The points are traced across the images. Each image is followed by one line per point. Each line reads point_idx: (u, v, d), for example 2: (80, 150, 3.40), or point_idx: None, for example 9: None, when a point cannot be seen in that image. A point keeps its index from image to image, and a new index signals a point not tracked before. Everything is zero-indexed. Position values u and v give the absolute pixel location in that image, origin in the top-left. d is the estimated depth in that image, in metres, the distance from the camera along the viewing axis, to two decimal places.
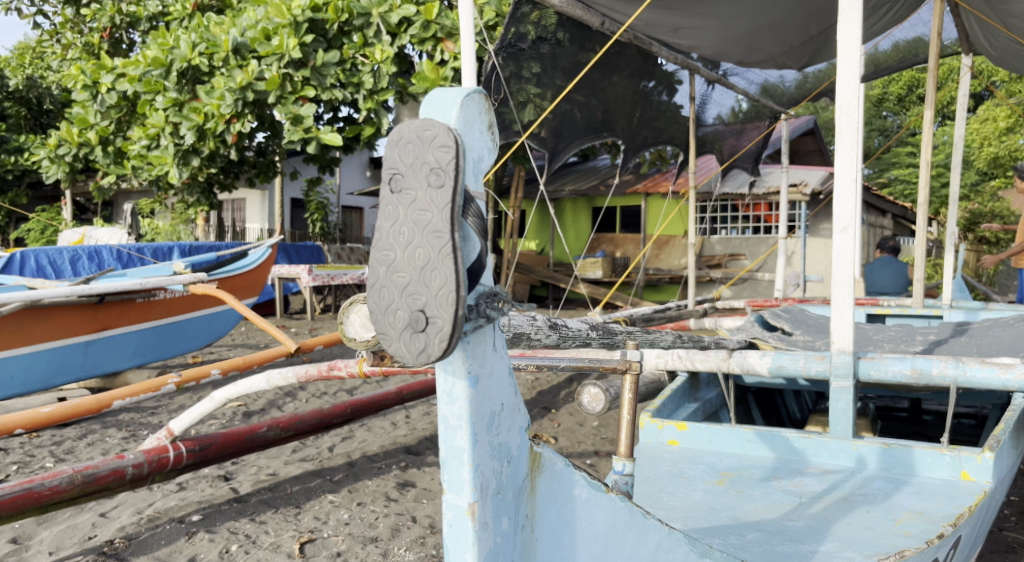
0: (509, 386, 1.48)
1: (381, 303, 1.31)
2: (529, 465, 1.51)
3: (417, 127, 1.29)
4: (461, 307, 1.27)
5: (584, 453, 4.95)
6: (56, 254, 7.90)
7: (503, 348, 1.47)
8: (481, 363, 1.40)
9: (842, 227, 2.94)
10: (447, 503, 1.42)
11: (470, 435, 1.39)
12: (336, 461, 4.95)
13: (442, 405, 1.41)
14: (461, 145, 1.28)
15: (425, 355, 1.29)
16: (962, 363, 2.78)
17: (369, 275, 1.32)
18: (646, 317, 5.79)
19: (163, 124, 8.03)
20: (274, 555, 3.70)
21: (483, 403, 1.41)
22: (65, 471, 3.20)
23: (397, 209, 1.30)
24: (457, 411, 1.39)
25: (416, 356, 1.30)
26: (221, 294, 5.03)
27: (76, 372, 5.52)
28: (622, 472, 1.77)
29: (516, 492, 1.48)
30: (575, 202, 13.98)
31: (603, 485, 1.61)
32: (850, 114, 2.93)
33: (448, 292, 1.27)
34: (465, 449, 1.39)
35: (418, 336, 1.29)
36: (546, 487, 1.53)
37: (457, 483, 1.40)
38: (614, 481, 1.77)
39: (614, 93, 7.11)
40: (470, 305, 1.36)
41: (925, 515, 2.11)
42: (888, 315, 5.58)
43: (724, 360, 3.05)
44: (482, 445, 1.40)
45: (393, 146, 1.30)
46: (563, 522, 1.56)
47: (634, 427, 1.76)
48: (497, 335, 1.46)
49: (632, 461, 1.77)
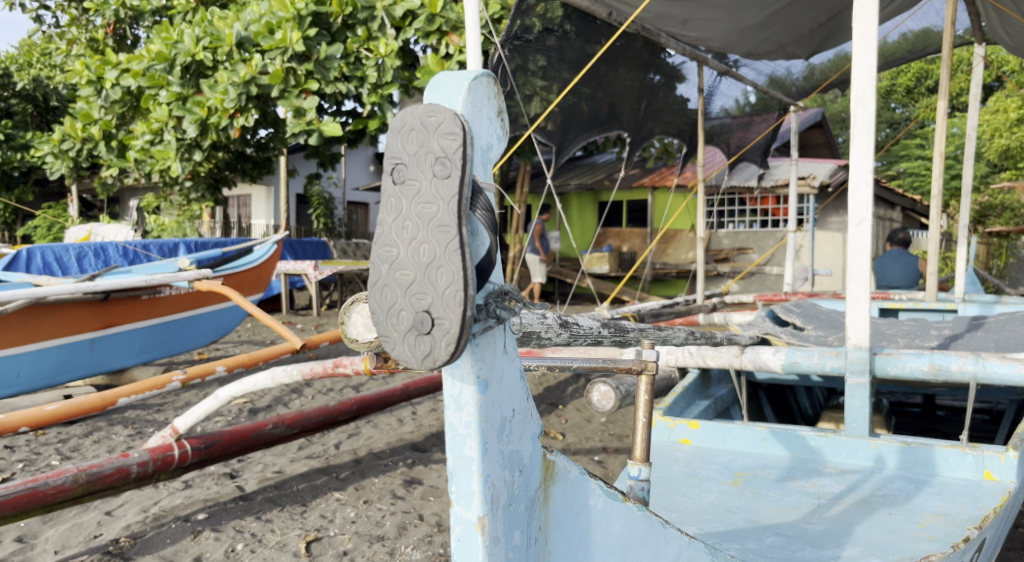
0: (520, 391, 1.41)
1: (384, 303, 1.25)
2: (543, 473, 1.44)
3: (422, 112, 1.23)
4: (469, 306, 1.21)
5: (592, 450, 4.89)
6: (62, 250, 7.86)
7: (513, 350, 1.40)
8: (491, 367, 1.34)
9: (858, 219, 2.87)
10: (456, 516, 1.36)
11: (480, 444, 1.33)
12: (342, 459, 4.90)
13: (450, 412, 1.35)
14: (468, 132, 1.22)
15: (430, 360, 1.23)
16: (982, 359, 2.69)
17: (371, 274, 1.27)
18: (654, 312, 5.73)
19: (166, 119, 7.98)
20: (280, 554, 3.65)
21: (493, 410, 1.35)
22: (69, 470, 3.14)
23: (400, 202, 1.23)
24: (466, 418, 1.33)
25: (421, 359, 1.24)
26: (225, 291, 4.97)
27: (82, 369, 5.48)
28: (638, 478, 1.70)
29: (528, 504, 1.41)
30: (581, 196, 13.91)
31: (620, 493, 1.55)
32: (866, 104, 2.86)
33: (455, 291, 1.20)
34: (474, 458, 1.33)
35: (424, 338, 1.23)
36: (560, 497, 1.47)
37: (467, 495, 1.35)
38: (630, 486, 1.70)
39: (621, 86, 7.04)
40: (478, 305, 1.30)
41: (949, 517, 2.04)
42: (901, 309, 5.48)
43: (736, 356, 3.00)
44: (492, 454, 1.34)
45: (394, 135, 1.24)
46: (578, 533, 1.49)
47: (650, 430, 1.70)
48: (508, 336, 1.39)
49: (648, 466, 1.69)
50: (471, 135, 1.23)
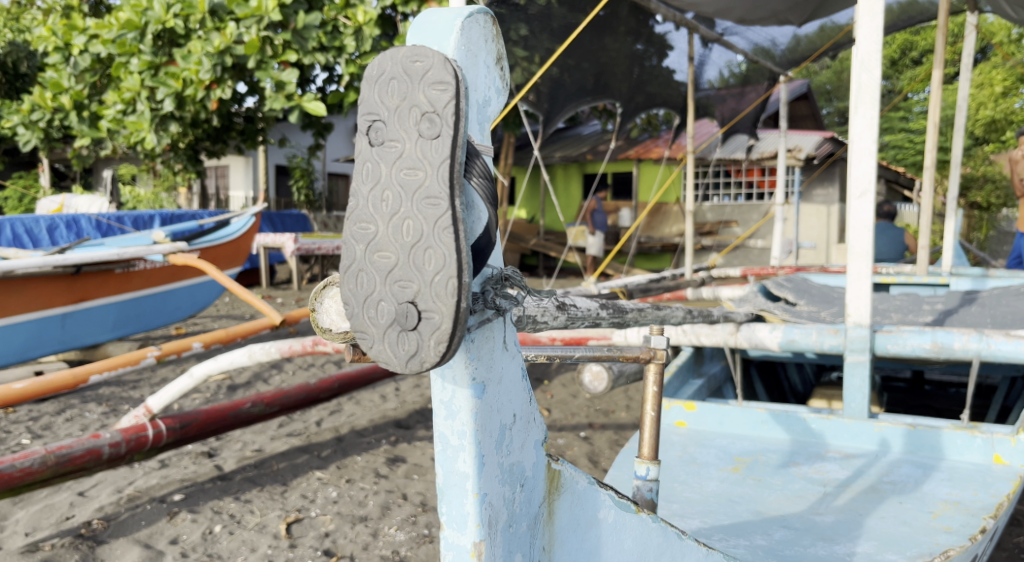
0: (521, 393, 1.28)
1: (361, 292, 1.11)
2: (547, 485, 1.33)
3: (405, 57, 1.07)
4: (463, 298, 1.06)
5: (577, 426, 4.80)
6: (33, 222, 7.60)
7: (513, 346, 1.27)
8: (488, 367, 1.20)
9: (861, 191, 2.74)
10: (448, 541, 1.23)
11: (475, 458, 1.19)
12: (323, 437, 4.77)
13: (440, 420, 1.21)
14: (462, 80, 1.07)
15: (417, 360, 1.09)
16: (986, 335, 2.57)
17: (345, 256, 1.12)
18: (641, 287, 5.63)
19: (138, 89, 7.61)
20: (259, 536, 3.53)
21: (491, 417, 1.21)
22: (36, 452, 2.96)
23: (378, 168, 1.09)
24: (459, 427, 1.19)
25: (405, 360, 1.10)
26: (202, 265, 4.75)
27: (54, 344, 5.30)
28: (646, 478, 1.61)
29: (530, 522, 1.30)
30: (566, 167, 13.73)
31: (632, 504, 1.43)
32: (871, 70, 2.73)
33: (445, 278, 1.06)
34: (469, 475, 1.20)
35: (409, 335, 1.09)
36: (566, 512, 1.35)
37: (460, 517, 1.21)
38: (637, 487, 1.61)
39: (606, 56, 6.96)
40: (474, 294, 1.16)
41: (962, 505, 1.94)
42: (892, 284, 5.28)
43: (731, 334, 2.88)
44: (489, 469, 1.21)
45: (372, 85, 1.09)
46: (585, 551, 1.38)
47: (658, 425, 1.60)
48: (507, 330, 1.26)
49: (656, 465, 1.61)
50: (465, 84, 1.08)
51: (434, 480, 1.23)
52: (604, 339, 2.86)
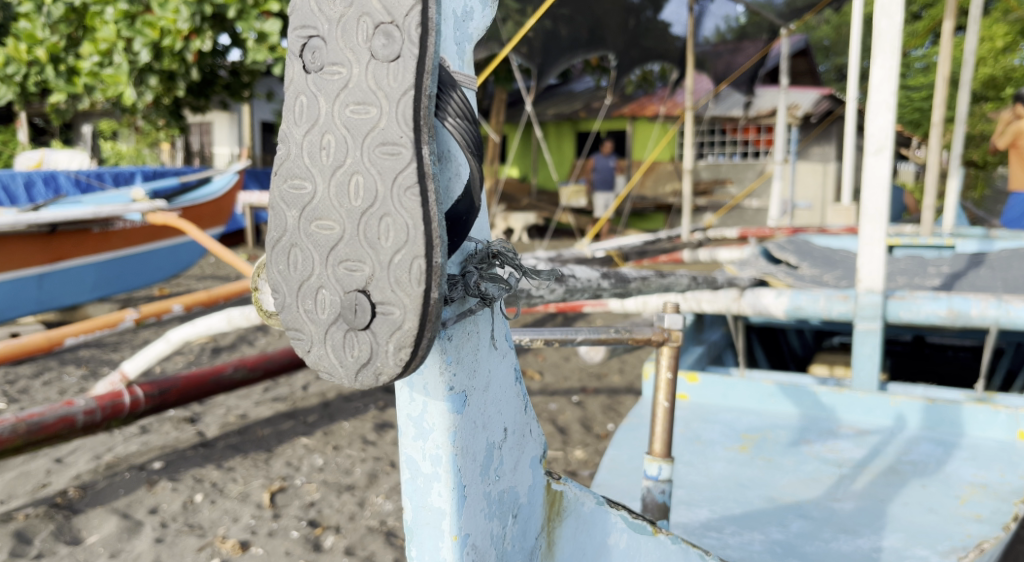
0: (513, 403, 1.15)
1: (304, 271, 0.94)
2: (547, 510, 1.24)
3: None
4: (432, 286, 0.88)
5: (570, 390, 4.66)
6: (9, 178, 7.32)
7: (503, 343, 1.13)
8: (472, 373, 1.06)
9: (877, 147, 2.57)
10: None
11: (454, 488, 1.05)
12: (309, 402, 4.61)
13: (412, 442, 1.07)
14: None
15: (375, 369, 0.92)
16: (1006, 301, 2.39)
17: (283, 222, 0.95)
18: (636, 248, 5.46)
19: (114, 39, 7.25)
20: (242, 506, 3.39)
21: (474, 437, 1.07)
22: (5, 420, 2.79)
23: (322, 104, 0.91)
24: (434, 451, 1.05)
25: (361, 362, 0.93)
26: (181, 225, 4.51)
27: (31, 305, 5.09)
28: (657, 478, 1.52)
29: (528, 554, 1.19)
30: (559, 125, 13.46)
31: (649, 525, 1.30)
32: (891, 15, 2.50)
33: (407, 257, 0.88)
34: (448, 511, 1.06)
35: (363, 335, 0.92)
36: (570, 541, 1.25)
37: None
38: (647, 489, 1.52)
39: (600, 6, 6.69)
40: (453, 276, 0.98)
41: (990, 489, 1.81)
42: (897, 245, 5.07)
43: (735, 301, 2.71)
44: (473, 499, 1.07)
45: None
46: None
47: (671, 422, 1.51)
48: (493, 323, 1.10)
49: (668, 463, 1.52)
50: None
51: (405, 516, 1.09)
52: (602, 306, 2.69)
